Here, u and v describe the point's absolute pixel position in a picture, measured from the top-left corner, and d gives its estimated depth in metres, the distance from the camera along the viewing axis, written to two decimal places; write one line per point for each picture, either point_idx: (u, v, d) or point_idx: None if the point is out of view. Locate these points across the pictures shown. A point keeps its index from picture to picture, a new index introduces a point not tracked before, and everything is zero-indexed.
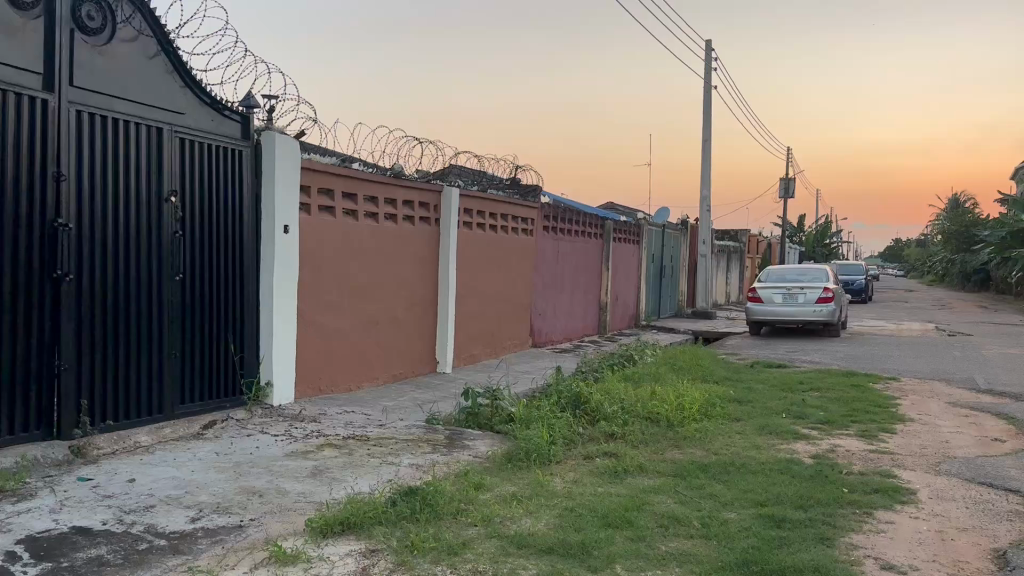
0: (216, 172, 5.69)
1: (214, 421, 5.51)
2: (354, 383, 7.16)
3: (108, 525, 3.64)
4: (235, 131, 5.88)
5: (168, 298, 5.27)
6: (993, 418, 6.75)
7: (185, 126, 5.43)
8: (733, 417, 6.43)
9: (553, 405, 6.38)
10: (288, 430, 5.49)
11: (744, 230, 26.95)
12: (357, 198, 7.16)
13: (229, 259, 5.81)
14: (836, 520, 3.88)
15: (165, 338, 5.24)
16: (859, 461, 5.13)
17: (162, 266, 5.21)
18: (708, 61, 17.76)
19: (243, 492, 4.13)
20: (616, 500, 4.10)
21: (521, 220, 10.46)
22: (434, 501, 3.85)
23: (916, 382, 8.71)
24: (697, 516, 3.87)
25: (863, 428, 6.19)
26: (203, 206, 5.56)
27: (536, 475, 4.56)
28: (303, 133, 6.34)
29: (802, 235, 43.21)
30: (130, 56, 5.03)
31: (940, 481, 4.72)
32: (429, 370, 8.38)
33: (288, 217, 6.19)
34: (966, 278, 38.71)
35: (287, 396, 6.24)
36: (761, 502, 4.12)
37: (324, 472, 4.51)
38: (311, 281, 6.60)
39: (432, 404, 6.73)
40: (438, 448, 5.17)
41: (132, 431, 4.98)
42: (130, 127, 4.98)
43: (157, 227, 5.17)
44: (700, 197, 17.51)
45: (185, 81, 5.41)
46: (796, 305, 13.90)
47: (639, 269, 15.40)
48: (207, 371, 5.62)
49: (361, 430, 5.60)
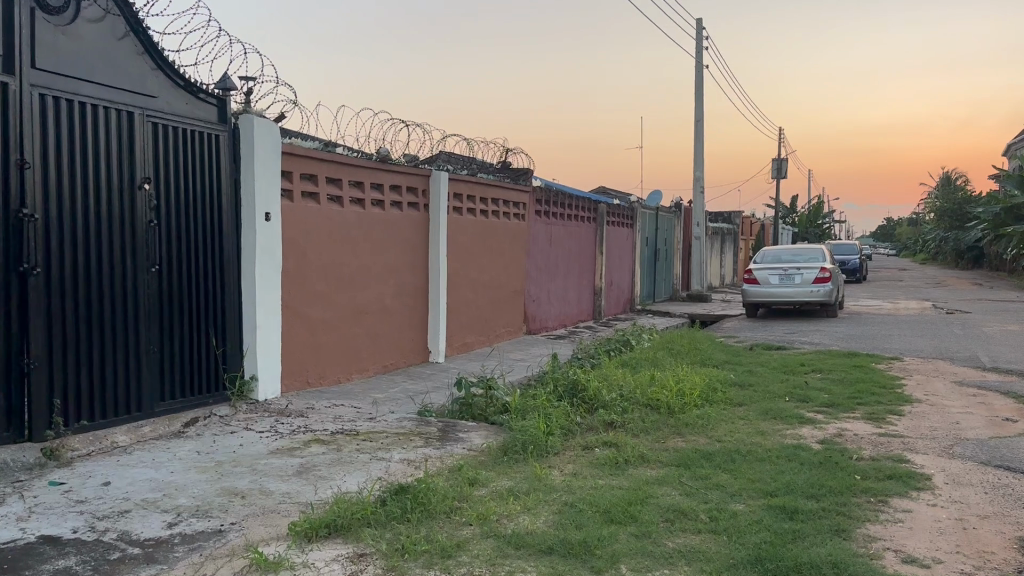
0: (192, 159, 5.44)
1: (196, 419, 5.29)
2: (343, 374, 6.93)
3: (78, 533, 3.41)
4: (212, 115, 5.63)
5: (145, 291, 5.03)
6: (1002, 398, 6.56)
7: (158, 110, 5.17)
8: (736, 402, 6.23)
9: (549, 393, 6.16)
10: (273, 426, 5.26)
11: (738, 212, 26.69)
12: (341, 184, 6.92)
13: (209, 249, 5.57)
14: (851, 511, 3.68)
15: (143, 333, 5.00)
16: (869, 446, 4.92)
17: (137, 258, 4.97)
18: (698, 42, 17.55)
19: (224, 494, 3.91)
20: (618, 493, 3.88)
21: (512, 204, 10.21)
22: (425, 499, 3.63)
23: (919, 362, 8.53)
24: (704, 509, 3.66)
25: (870, 410, 5.99)
26: (179, 195, 5.31)
27: (534, 469, 4.35)
28: (283, 116, 6.09)
29: (795, 216, 43.06)
30: (98, 37, 4.76)
31: (955, 465, 4.52)
32: (420, 361, 8.16)
33: (269, 204, 5.96)
34: (960, 256, 38.60)
35: (273, 390, 6.02)
36: (770, 493, 3.91)
37: (310, 470, 4.29)
38: (296, 271, 6.37)
39: (424, 395, 6.51)
40: (430, 441, 4.95)
41: (108, 431, 4.74)
42: (98, 111, 4.72)
43: (131, 216, 4.93)
44: (694, 178, 17.32)
45: (157, 63, 5.15)
46: (793, 286, 13.71)
47: (634, 254, 15.22)
48: (187, 366, 5.38)
49: (349, 423, 5.37)
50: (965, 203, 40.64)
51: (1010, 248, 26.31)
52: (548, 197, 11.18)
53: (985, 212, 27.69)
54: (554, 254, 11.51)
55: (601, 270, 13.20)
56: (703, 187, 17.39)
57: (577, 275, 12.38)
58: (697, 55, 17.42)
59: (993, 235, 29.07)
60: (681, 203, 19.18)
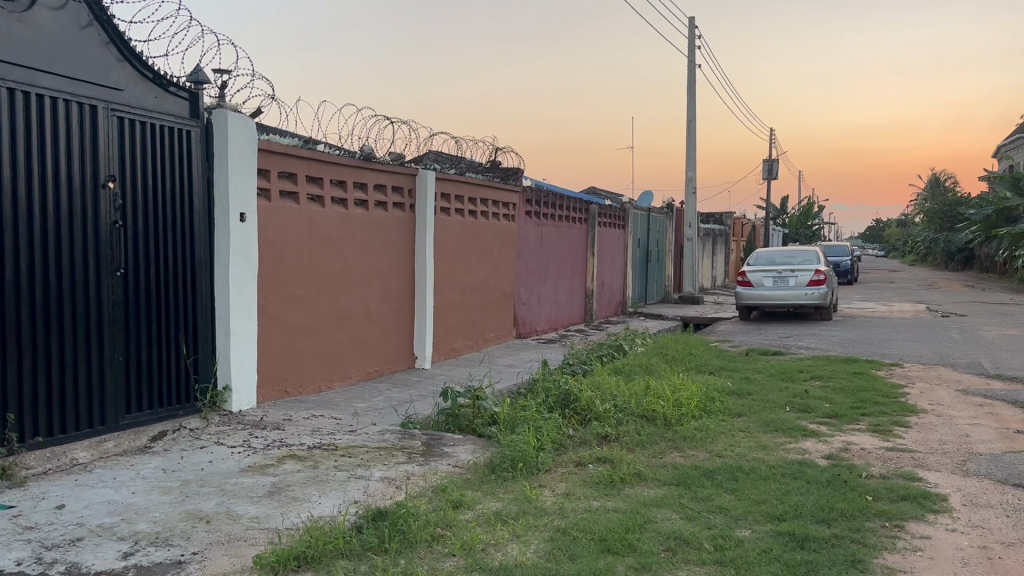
0: (161, 156, 5.12)
1: (164, 432, 4.97)
2: (323, 382, 6.63)
3: (22, 566, 3.09)
4: (182, 109, 5.32)
5: (109, 296, 4.71)
6: (1010, 408, 6.31)
7: (124, 104, 4.85)
8: (734, 412, 5.95)
9: (540, 404, 5.86)
10: (246, 440, 4.95)
11: (729, 213, 26.46)
12: (322, 182, 6.61)
13: (180, 251, 5.26)
14: (865, 538, 3.40)
15: (106, 341, 4.68)
16: (878, 462, 4.66)
17: (100, 261, 4.65)
18: (690, 40, 17.33)
19: (187, 519, 3.59)
20: (614, 518, 3.59)
21: (501, 204, 9.91)
22: (404, 527, 3.35)
23: (920, 368, 8.28)
24: (707, 536, 3.38)
25: (875, 422, 5.72)
26: (148, 193, 5.00)
27: (523, 489, 4.05)
28: (259, 111, 5.77)
29: (786, 217, 42.90)
30: (59, 25, 4.43)
31: (971, 483, 4.26)
32: (406, 367, 7.86)
33: (245, 203, 5.65)
34: (951, 258, 38.52)
35: (248, 400, 5.71)
36: (777, 517, 3.63)
37: (282, 491, 3.98)
38: (274, 275, 6.06)
39: (409, 405, 6.20)
40: (413, 457, 4.65)
41: (68, 447, 4.42)
42: (57, 106, 4.40)
43: (93, 217, 4.60)
44: (686, 179, 17.08)
45: (124, 54, 4.82)
46: (787, 288, 13.46)
47: (626, 255, 14.98)
48: (154, 376, 5.05)
49: (328, 437, 5.06)
50: (956, 204, 40.52)
51: (1001, 250, 26.20)
52: (538, 197, 10.89)
53: (978, 215, 27.54)
54: (545, 256, 11.22)
55: (592, 272, 12.91)
56: (694, 188, 17.15)
57: (568, 277, 12.10)
58: (689, 54, 17.17)
59: (984, 236, 28.94)
60: (672, 204, 18.94)
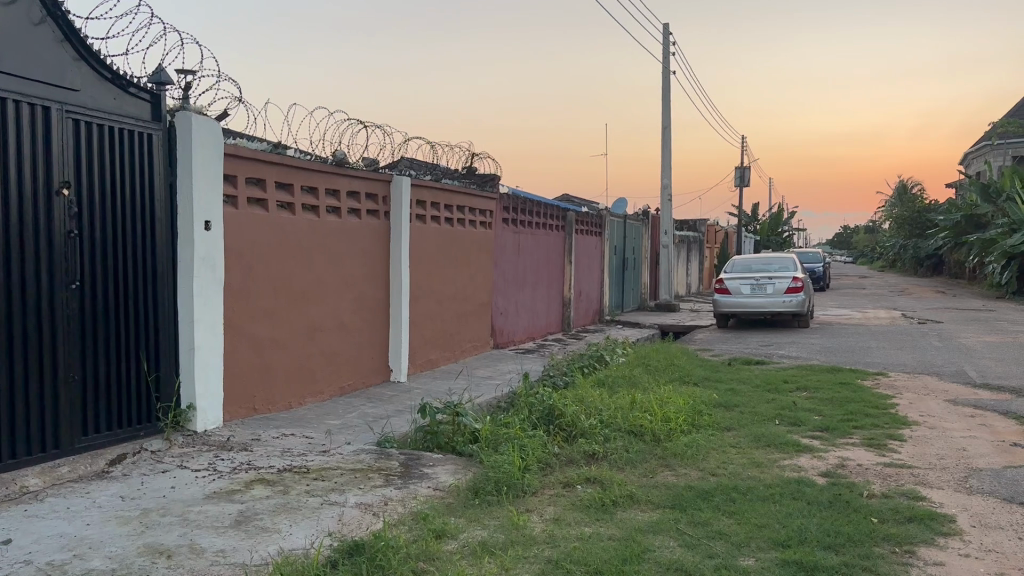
0: (121, 160, 4.82)
1: (123, 456, 4.66)
2: (294, 398, 6.33)
3: None
4: (143, 112, 5.02)
5: (63, 310, 4.40)
6: (1003, 419, 6.15)
7: (80, 106, 4.54)
8: (724, 426, 5.74)
9: (523, 420, 5.60)
10: (212, 463, 4.64)
11: (702, 220, 26.42)
12: (293, 189, 6.32)
13: (140, 261, 4.95)
14: (876, 566, 3.19)
15: (60, 359, 4.37)
16: (877, 480, 4.46)
17: (54, 273, 4.34)
18: (666, 46, 17.20)
19: (146, 554, 3.30)
20: (608, 546, 3.35)
21: (477, 211, 9.65)
22: (384, 562, 3.08)
23: (906, 378, 8.12)
24: (709, 566, 3.16)
25: (868, 435, 5.53)
26: (105, 201, 4.69)
27: (509, 515, 3.80)
28: (226, 115, 5.48)
29: (757, 225, 43.02)
30: (8, 20, 4.11)
31: (977, 502, 4.07)
32: (380, 381, 7.58)
33: (211, 211, 5.36)
34: (920, 265, 38.82)
35: (213, 419, 5.40)
36: (781, 543, 3.42)
37: (250, 520, 3.70)
38: (241, 286, 5.77)
39: (384, 422, 5.91)
40: (391, 480, 4.38)
41: (17, 474, 4.11)
42: (7, 106, 4.08)
43: (46, 228, 4.30)
44: (663, 186, 16.93)
45: (80, 53, 4.52)
46: (764, 296, 13.32)
47: (603, 263, 14.78)
48: (113, 395, 4.74)
49: (299, 459, 4.77)
50: (924, 211, 40.87)
51: (970, 258, 26.37)
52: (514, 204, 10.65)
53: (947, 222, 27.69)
54: (522, 264, 10.98)
55: (569, 281, 12.69)
56: (669, 195, 17.02)
57: (546, 285, 11.87)
58: (665, 62, 17.06)
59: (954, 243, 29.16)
60: (648, 211, 18.80)
